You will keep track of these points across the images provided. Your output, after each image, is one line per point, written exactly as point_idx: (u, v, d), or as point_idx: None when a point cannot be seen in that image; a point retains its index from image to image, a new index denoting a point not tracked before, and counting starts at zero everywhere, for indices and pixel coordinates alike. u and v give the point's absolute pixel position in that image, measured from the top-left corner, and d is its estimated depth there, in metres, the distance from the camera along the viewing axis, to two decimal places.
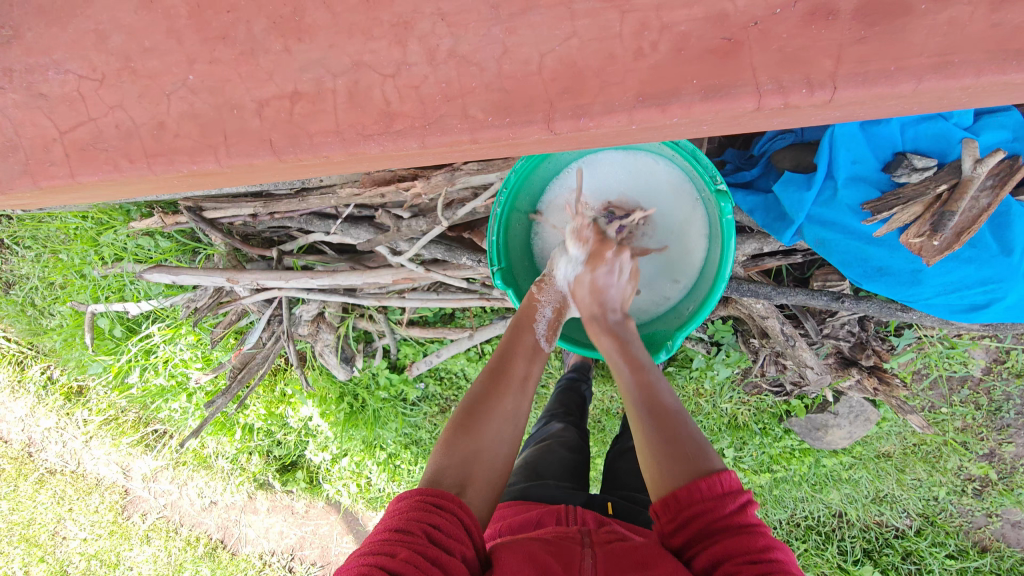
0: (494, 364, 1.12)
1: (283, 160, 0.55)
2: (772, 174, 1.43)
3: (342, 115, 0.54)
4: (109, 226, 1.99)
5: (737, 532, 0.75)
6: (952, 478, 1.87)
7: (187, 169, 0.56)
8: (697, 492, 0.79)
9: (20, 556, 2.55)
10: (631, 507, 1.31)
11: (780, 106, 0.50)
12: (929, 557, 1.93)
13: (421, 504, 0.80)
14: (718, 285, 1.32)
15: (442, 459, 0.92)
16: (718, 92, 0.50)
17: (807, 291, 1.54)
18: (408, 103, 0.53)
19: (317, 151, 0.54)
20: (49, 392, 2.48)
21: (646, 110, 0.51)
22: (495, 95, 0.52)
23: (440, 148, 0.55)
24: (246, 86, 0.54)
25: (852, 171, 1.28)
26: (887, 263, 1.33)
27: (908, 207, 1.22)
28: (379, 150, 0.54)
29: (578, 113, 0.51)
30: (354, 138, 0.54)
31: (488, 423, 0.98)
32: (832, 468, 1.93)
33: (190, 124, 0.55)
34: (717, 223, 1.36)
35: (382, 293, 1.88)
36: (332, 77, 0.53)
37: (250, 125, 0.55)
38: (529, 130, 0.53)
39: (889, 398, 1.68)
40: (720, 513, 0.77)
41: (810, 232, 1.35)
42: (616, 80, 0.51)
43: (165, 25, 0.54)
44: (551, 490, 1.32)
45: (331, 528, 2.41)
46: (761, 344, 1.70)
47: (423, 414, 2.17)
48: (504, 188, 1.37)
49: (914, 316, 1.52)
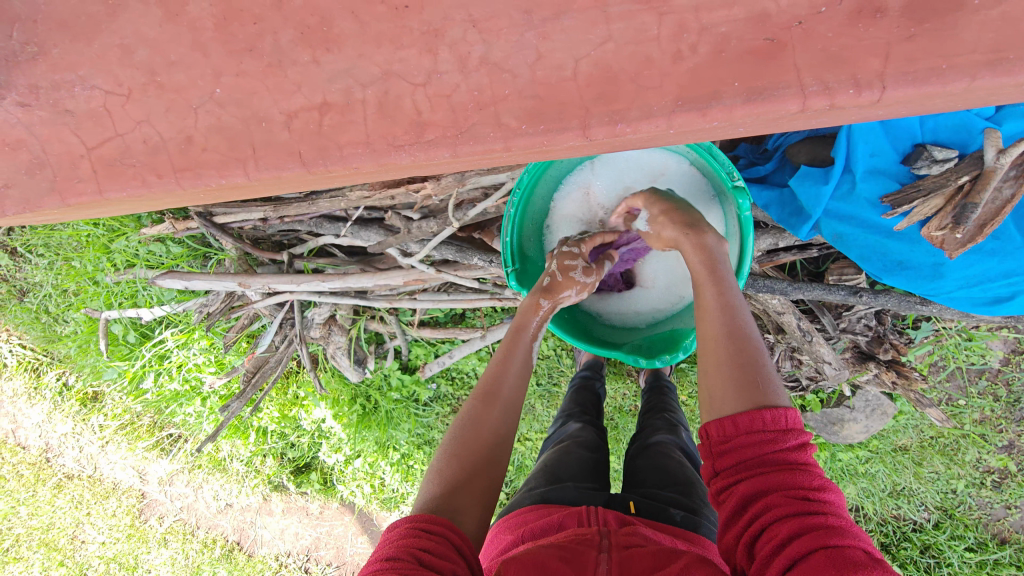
0: (484, 382, 1.10)
1: (311, 173, 0.55)
2: (788, 168, 1.40)
3: (372, 125, 0.53)
4: (120, 233, 2.00)
5: (791, 466, 0.73)
6: (970, 470, 1.85)
7: (216, 183, 0.55)
8: (760, 422, 0.75)
9: (39, 561, 2.56)
10: (652, 505, 1.28)
11: (825, 108, 0.49)
12: (948, 550, 1.90)
13: (412, 530, 0.80)
14: (736, 282, 1.30)
15: (436, 491, 0.90)
16: (761, 94, 0.48)
17: (824, 287, 1.52)
18: (440, 112, 0.52)
19: (346, 163, 0.53)
20: (65, 398, 2.50)
21: (686, 114, 0.49)
22: (529, 102, 0.51)
23: (472, 157, 0.54)
24: (274, 98, 0.53)
25: (870, 163, 1.25)
26: (907, 257, 1.32)
27: (929, 200, 1.20)
28: (409, 161, 0.53)
29: (614, 119, 0.50)
30: (384, 148, 0.53)
31: (478, 444, 0.97)
32: (848, 462, 1.91)
33: (217, 137, 0.54)
34: (734, 221, 1.33)
35: (392, 295, 1.88)
36: (361, 87, 0.53)
37: (279, 137, 0.54)
38: (563, 137, 0.51)
39: (908, 391, 1.65)
40: (778, 444, 0.75)
41: (827, 227, 1.33)
42: (653, 84, 0.50)
43: (191, 38, 0.53)
44: (570, 493, 1.30)
45: (346, 529, 2.42)
46: (776, 339, 1.71)
47: (436, 414, 2.17)
48: (517, 190, 1.34)
49: (933, 309, 1.50)
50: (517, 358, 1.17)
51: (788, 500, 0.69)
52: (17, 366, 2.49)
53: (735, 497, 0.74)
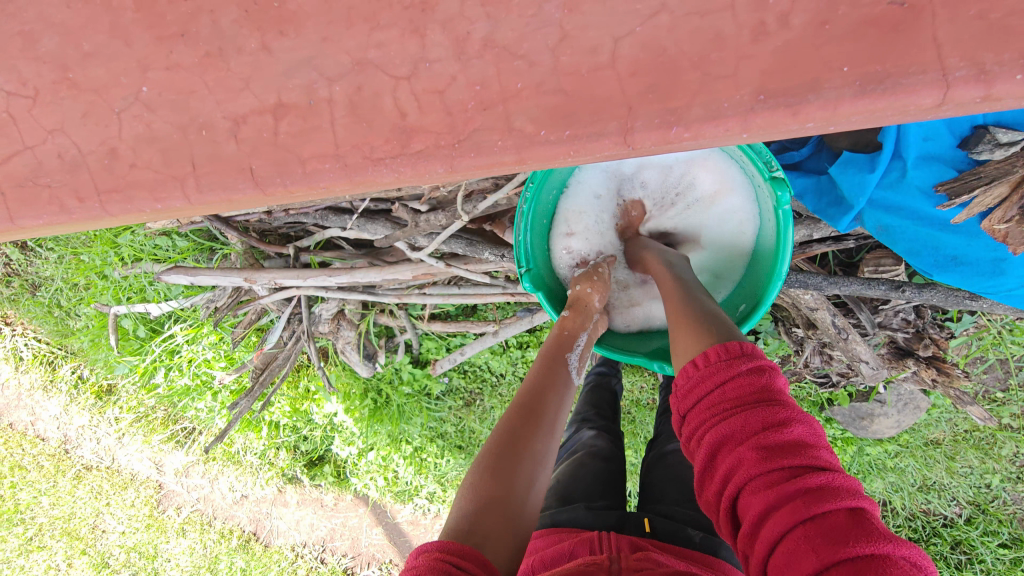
0: (523, 396, 1.00)
1: (267, 194, 0.44)
2: (826, 154, 1.26)
3: (343, 132, 0.42)
4: (127, 227, 1.95)
5: (754, 404, 0.70)
6: (1006, 465, 1.71)
7: (150, 209, 0.45)
8: (713, 356, 0.77)
9: (62, 549, 2.50)
10: (669, 525, 1.20)
11: (977, 101, 0.37)
12: (980, 547, 1.77)
13: (439, 564, 0.72)
14: (774, 283, 1.16)
15: (469, 506, 0.81)
16: (880, 83, 0.38)
17: (862, 280, 1.38)
18: (431, 115, 0.42)
19: (312, 182, 0.43)
20: (80, 391, 2.45)
21: (771, 112, 0.39)
22: (551, 98, 0.40)
23: (474, 172, 0.43)
24: (216, 98, 0.43)
25: (923, 149, 1.11)
26: (963, 251, 1.18)
27: (991, 189, 1.04)
28: (393, 178, 0.43)
29: (669, 120, 0.39)
30: (359, 162, 0.42)
31: (521, 465, 0.87)
32: (876, 457, 1.78)
33: (148, 149, 0.44)
34: (772, 215, 1.20)
35: (402, 289, 1.78)
36: (327, 83, 0.42)
37: (225, 150, 0.43)
38: (598, 145, 0.40)
39: (947, 390, 1.51)
40: (733, 377, 0.74)
41: (871, 217, 1.20)
42: (726, 73, 0.39)
43: (108, 21, 0.43)
44: (581, 515, 1.22)
45: (360, 521, 2.34)
46: (806, 334, 1.57)
47: (449, 408, 2.09)
48: (530, 183, 1.21)
49: (983, 305, 1.35)
50: (558, 373, 1.07)
51: (756, 453, 0.66)
52: (33, 359, 2.44)
53: (704, 450, 0.73)
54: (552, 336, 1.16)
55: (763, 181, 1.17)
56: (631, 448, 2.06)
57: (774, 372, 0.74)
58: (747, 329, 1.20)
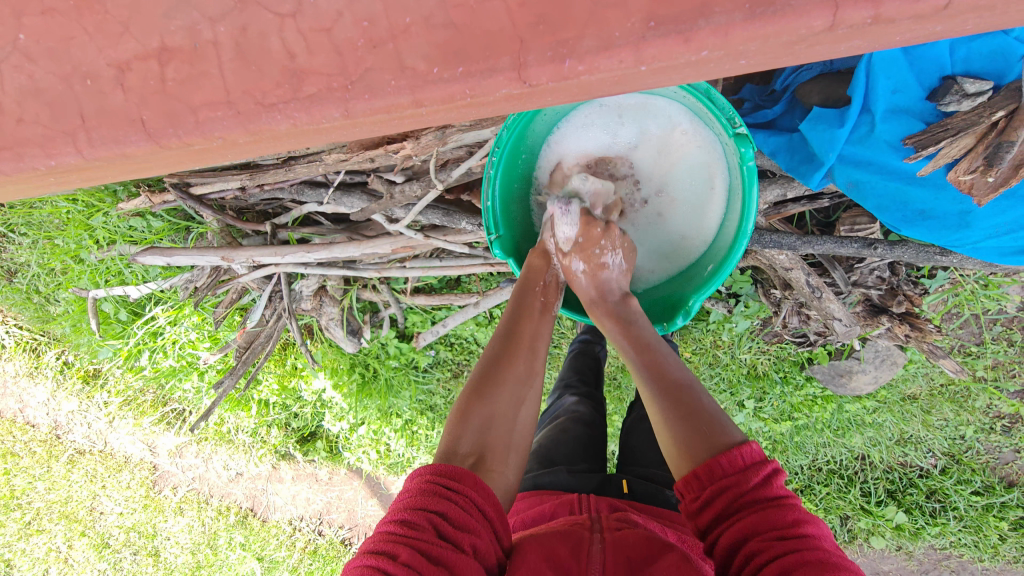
0: (504, 324, 1.04)
1: (163, 147, 0.42)
2: (798, 111, 1.23)
3: (232, 77, 0.40)
4: (98, 210, 1.88)
5: (762, 509, 0.71)
6: (980, 417, 1.75)
7: (44, 167, 0.43)
8: (718, 469, 0.76)
9: (61, 532, 2.50)
10: (647, 487, 1.24)
11: (867, 21, 0.37)
12: (954, 494, 1.83)
13: (430, 486, 0.76)
14: (740, 242, 1.16)
15: (457, 429, 0.86)
16: (769, 8, 0.37)
17: (835, 239, 1.39)
18: (321, 55, 0.40)
19: (205, 131, 0.41)
20: (67, 376, 2.43)
21: (661, 41, 0.38)
22: (440, 33, 0.39)
23: (375, 116, 0.42)
24: (97, 45, 0.41)
25: (892, 102, 1.09)
26: (931, 206, 1.17)
27: (958, 139, 1.04)
28: (289, 124, 0.41)
29: (560, 52, 0.39)
30: (251, 109, 0.41)
31: (503, 387, 0.92)
32: (854, 413, 1.81)
33: (33, 103, 0.42)
34: (738, 171, 1.18)
35: (382, 263, 1.77)
36: (211, 24, 0.40)
37: (112, 100, 0.41)
38: (494, 82, 0.40)
39: (920, 344, 1.55)
40: (744, 489, 0.74)
41: (841, 173, 1.18)
42: (616, 1, 0.38)
43: None
44: (563, 477, 1.24)
45: (356, 493, 2.34)
46: (783, 296, 1.58)
47: (437, 380, 2.09)
48: (496, 148, 1.18)
49: (953, 260, 1.36)
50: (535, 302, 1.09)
51: (766, 549, 0.68)
52: (15, 347, 2.42)
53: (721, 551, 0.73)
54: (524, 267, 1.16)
55: (729, 139, 1.16)
56: (616, 412, 2.07)
57: (777, 473, 0.75)
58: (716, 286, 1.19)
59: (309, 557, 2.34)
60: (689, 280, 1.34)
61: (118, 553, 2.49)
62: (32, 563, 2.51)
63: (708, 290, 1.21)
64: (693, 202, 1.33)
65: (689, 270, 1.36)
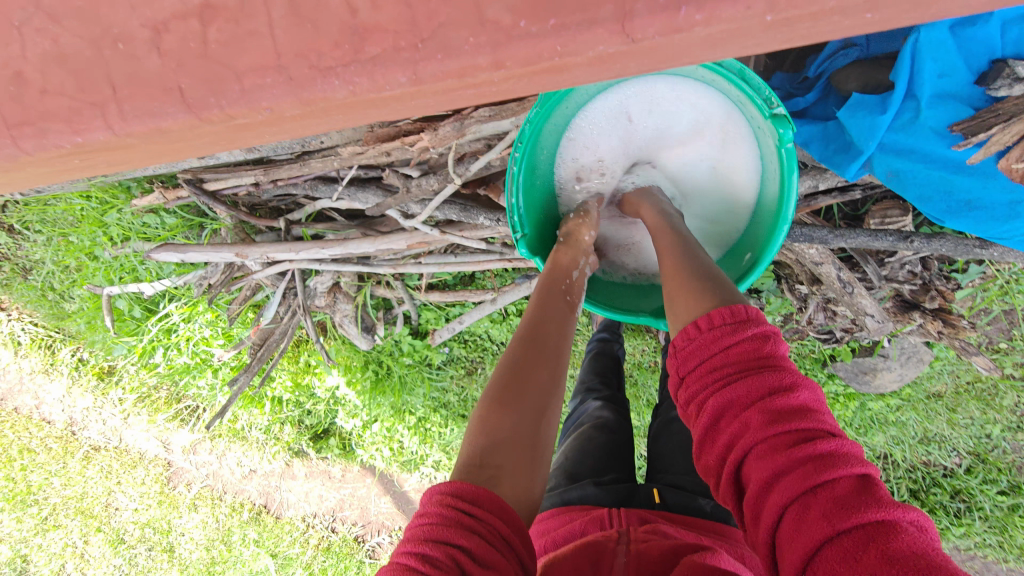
0: (525, 328, 0.97)
1: (206, 122, 0.34)
2: (833, 99, 1.17)
3: (283, 37, 0.31)
4: (111, 206, 1.84)
5: (755, 370, 0.65)
6: (1008, 415, 1.68)
7: (70, 145, 0.34)
8: (718, 317, 0.71)
9: (77, 527, 2.50)
10: (680, 496, 1.18)
11: None
12: (979, 495, 1.76)
13: (449, 513, 0.70)
14: (780, 228, 1.10)
15: (481, 438, 0.80)
16: None
17: (868, 232, 1.32)
18: (388, 7, 0.30)
19: (253, 103, 0.33)
20: (82, 373, 2.42)
21: None
22: None
23: (446, 85, 0.33)
24: (129, 1, 0.32)
25: (938, 86, 1.01)
26: (978, 196, 1.08)
27: (1011, 125, 0.97)
28: (347, 94, 0.32)
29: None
30: (306, 76, 0.32)
31: (527, 395, 0.85)
32: (878, 411, 1.75)
33: (55, 70, 0.33)
34: (775, 157, 1.12)
35: (397, 259, 1.72)
36: None
37: (147, 66, 0.32)
38: (591, 35, 0.30)
39: (953, 342, 1.48)
40: (739, 342, 0.68)
41: (881, 163, 1.10)
42: None
43: None
44: (591, 492, 1.19)
45: (368, 491, 2.31)
46: (810, 291, 1.52)
47: (450, 377, 2.05)
48: (519, 143, 1.12)
49: (993, 253, 1.29)
50: (556, 305, 1.03)
51: (755, 423, 0.62)
52: (31, 343, 2.41)
53: (705, 416, 0.67)
54: (546, 269, 1.11)
55: (765, 121, 1.09)
56: (634, 411, 2.03)
57: (778, 339, 0.69)
58: (757, 276, 1.13)
59: (322, 554, 2.32)
60: (725, 268, 1.30)
61: (132, 549, 2.48)
62: (49, 558, 2.50)
63: (748, 281, 1.15)
64: (723, 190, 1.29)
65: (725, 259, 1.32)
